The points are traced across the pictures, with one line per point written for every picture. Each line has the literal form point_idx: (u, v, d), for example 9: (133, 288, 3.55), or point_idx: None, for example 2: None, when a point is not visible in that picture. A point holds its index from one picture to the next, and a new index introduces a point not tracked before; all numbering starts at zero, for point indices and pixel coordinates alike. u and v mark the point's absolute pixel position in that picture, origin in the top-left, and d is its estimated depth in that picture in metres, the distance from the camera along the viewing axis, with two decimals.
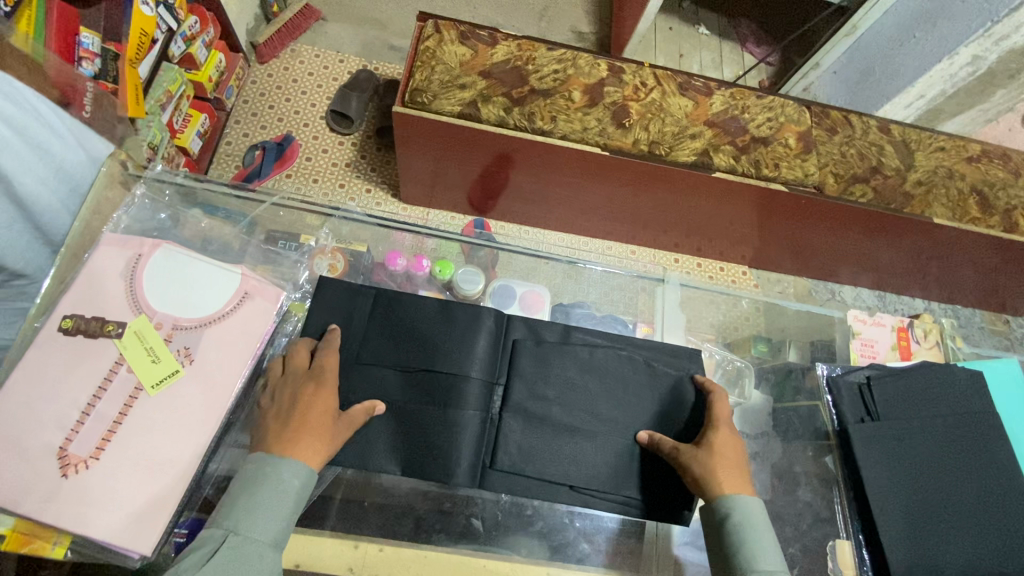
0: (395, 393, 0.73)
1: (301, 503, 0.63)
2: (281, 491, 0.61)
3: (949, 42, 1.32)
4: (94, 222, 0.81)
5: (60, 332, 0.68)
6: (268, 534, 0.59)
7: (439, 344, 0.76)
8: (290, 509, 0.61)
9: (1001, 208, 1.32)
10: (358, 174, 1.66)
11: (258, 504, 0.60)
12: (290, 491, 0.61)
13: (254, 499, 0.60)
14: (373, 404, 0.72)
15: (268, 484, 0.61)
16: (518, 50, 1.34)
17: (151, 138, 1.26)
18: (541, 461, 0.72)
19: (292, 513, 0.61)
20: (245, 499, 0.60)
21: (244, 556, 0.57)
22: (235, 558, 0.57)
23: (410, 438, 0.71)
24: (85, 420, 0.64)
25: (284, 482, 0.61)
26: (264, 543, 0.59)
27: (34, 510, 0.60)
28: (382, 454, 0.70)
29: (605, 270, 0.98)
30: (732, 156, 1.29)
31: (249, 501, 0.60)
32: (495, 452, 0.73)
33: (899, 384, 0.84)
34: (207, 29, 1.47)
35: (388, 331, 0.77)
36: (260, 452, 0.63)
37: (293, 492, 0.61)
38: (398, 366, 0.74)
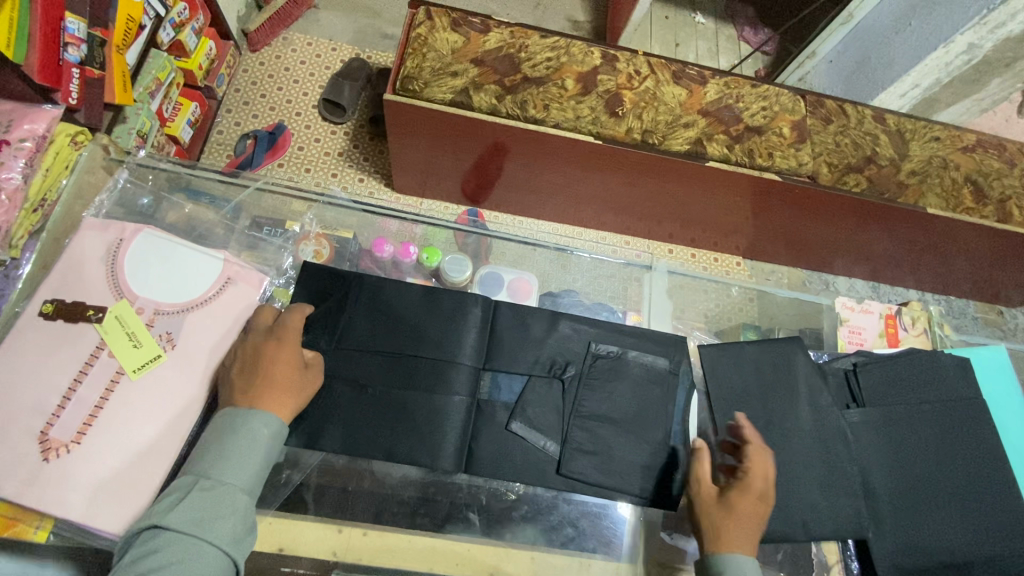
0: (380, 378, 0.73)
1: (273, 455, 0.64)
2: (253, 441, 0.62)
3: (945, 31, 1.32)
4: (74, 208, 0.89)
5: (40, 317, 0.68)
6: (240, 480, 0.60)
7: (424, 328, 0.76)
8: (263, 459, 0.63)
9: (995, 198, 1.32)
10: (351, 163, 1.65)
11: (230, 452, 0.61)
12: (263, 442, 0.63)
13: (226, 448, 0.61)
14: (358, 386, 0.72)
15: (241, 434, 0.62)
16: (511, 37, 1.33)
17: (141, 126, 1.25)
18: (526, 447, 0.73)
19: (265, 463, 0.63)
20: (219, 448, 0.61)
21: (217, 499, 0.58)
22: (207, 500, 0.58)
23: (396, 419, 0.71)
24: (66, 405, 0.64)
25: (254, 432, 0.63)
26: (238, 489, 0.60)
27: (15, 493, 0.60)
28: (367, 437, 0.70)
29: (593, 258, 0.99)
30: (726, 145, 1.29)
31: (221, 451, 0.61)
32: (480, 437, 0.73)
33: (886, 371, 0.84)
34: (196, 16, 1.45)
35: (372, 316, 0.76)
36: (229, 408, 0.65)
37: (264, 443, 0.63)
38: (382, 350, 0.74)
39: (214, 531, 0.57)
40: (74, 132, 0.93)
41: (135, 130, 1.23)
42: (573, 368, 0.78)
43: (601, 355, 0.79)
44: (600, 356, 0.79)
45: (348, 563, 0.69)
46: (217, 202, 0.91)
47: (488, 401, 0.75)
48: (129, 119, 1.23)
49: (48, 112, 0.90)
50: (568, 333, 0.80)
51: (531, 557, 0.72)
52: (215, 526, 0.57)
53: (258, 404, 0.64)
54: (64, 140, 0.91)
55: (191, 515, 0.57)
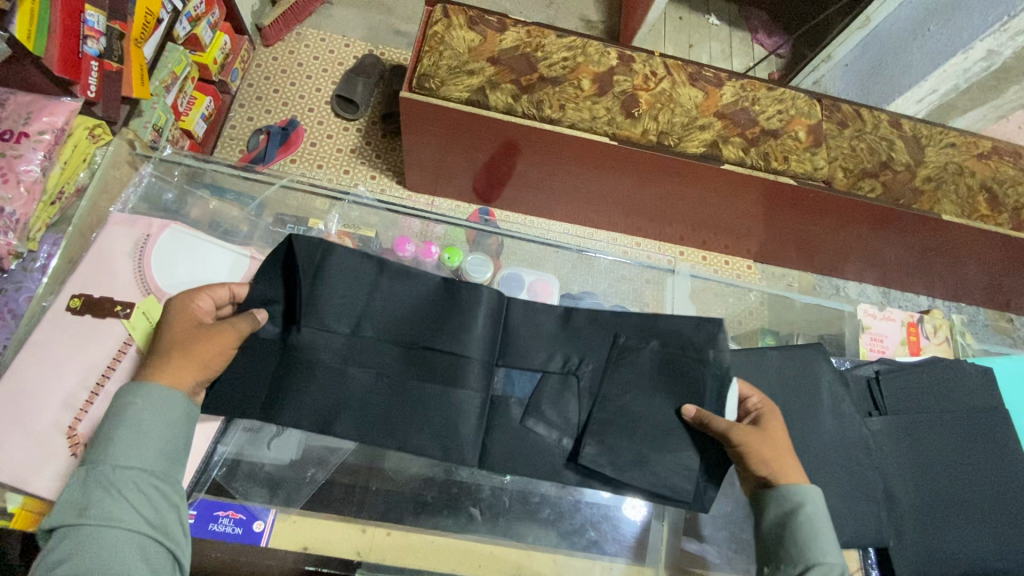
0: (397, 366, 0.72)
1: (179, 433, 0.60)
2: (155, 426, 0.58)
3: (965, 37, 1.31)
4: (101, 203, 0.83)
5: (68, 311, 0.69)
6: (141, 461, 0.57)
7: (441, 315, 0.74)
8: (157, 433, 0.58)
9: (1010, 206, 1.31)
10: (363, 160, 1.65)
11: (114, 434, 0.57)
12: (158, 420, 0.59)
13: (121, 432, 0.57)
14: (374, 373, 0.72)
15: (124, 413, 0.58)
16: (527, 36, 1.33)
17: (157, 120, 1.24)
18: (544, 436, 0.72)
19: (170, 440, 0.59)
20: (115, 434, 0.57)
21: (106, 482, 0.55)
22: (96, 484, 0.55)
23: (411, 410, 0.71)
24: (94, 400, 0.65)
25: (137, 410, 0.58)
26: (141, 470, 0.56)
27: (42, 489, 0.60)
28: (379, 428, 0.70)
29: (613, 260, 0.99)
30: (741, 148, 1.28)
31: (111, 434, 0.57)
32: (495, 431, 0.73)
33: (908, 379, 0.84)
34: (212, 10, 1.44)
35: (390, 304, 0.75)
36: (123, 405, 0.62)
37: (149, 415, 0.58)
38: (399, 338, 0.73)
39: (110, 515, 0.54)
40: (92, 125, 0.96)
41: (150, 125, 1.22)
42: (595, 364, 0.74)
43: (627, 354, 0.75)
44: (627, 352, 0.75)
45: (372, 562, 0.69)
46: (242, 199, 0.92)
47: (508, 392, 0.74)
48: (144, 113, 1.22)
49: (66, 104, 0.90)
50: (589, 327, 0.77)
51: (554, 558, 0.72)
52: (117, 511, 0.54)
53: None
54: (82, 133, 0.94)
55: (81, 504, 0.54)
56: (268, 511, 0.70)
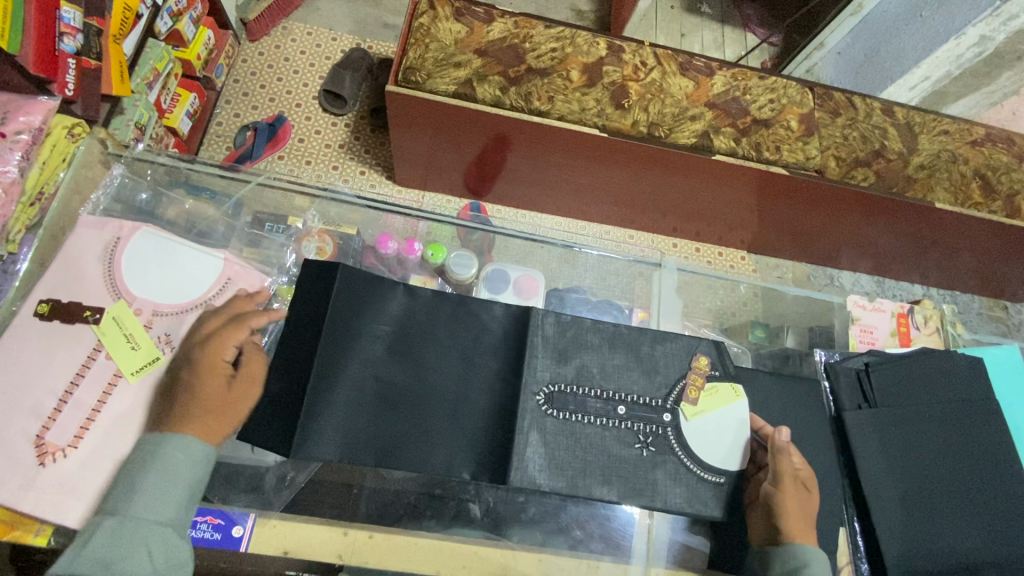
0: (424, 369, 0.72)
1: (199, 486, 0.62)
2: (173, 481, 0.60)
3: (958, 22, 1.29)
4: (73, 203, 0.82)
5: (36, 317, 0.68)
6: (160, 513, 0.58)
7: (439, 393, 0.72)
8: (181, 491, 0.60)
9: (1004, 193, 1.30)
10: (352, 155, 1.63)
11: (143, 486, 0.59)
12: (181, 472, 0.61)
13: (145, 487, 0.59)
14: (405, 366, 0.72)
15: (156, 466, 0.60)
16: (515, 27, 1.30)
17: (139, 118, 1.22)
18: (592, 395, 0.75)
19: (191, 493, 0.61)
20: (138, 481, 0.59)
21: (127, 537, 0.56)
22: (117, 540, 0.56)
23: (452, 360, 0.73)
24: (63, 408, 0.64)
25: (170, 462, 0.60)
26: (162, 521, 0.58)
27: (11, 499, 0.60)
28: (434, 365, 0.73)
29: (601, 255, 0.98)
30: (733, 138, 1.26)
31: (138, 485, 0.59)
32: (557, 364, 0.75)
33: (898, 371, 0.84)
34: (194, 5, 1.42)
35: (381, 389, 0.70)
36: (147, 438, 0.62)
37: (180, 471, 0.60)
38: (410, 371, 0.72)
39: (128, 568, 0.55)
40: (70, 124, 0.92)
41: (133, 123, 1.20)
42: (622, 407, 0.72)
43: (650, 430, 0.72)
44: (650, 427, 0.72)
45: (355, 566, 0.68)
46: (218, 198, 0.90)
47: (533, 332, 0.75)
48: (126, 111, 1.20)
49: (43, 102, 0.88)
50: (587, 414, 0.72)
51: (539, 558, 0.72)
52: (137, 565, 0.55)
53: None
54: (59, 133, 0.90)
55: (101, 553, 0.55)
56: (247, 516, 0.69)
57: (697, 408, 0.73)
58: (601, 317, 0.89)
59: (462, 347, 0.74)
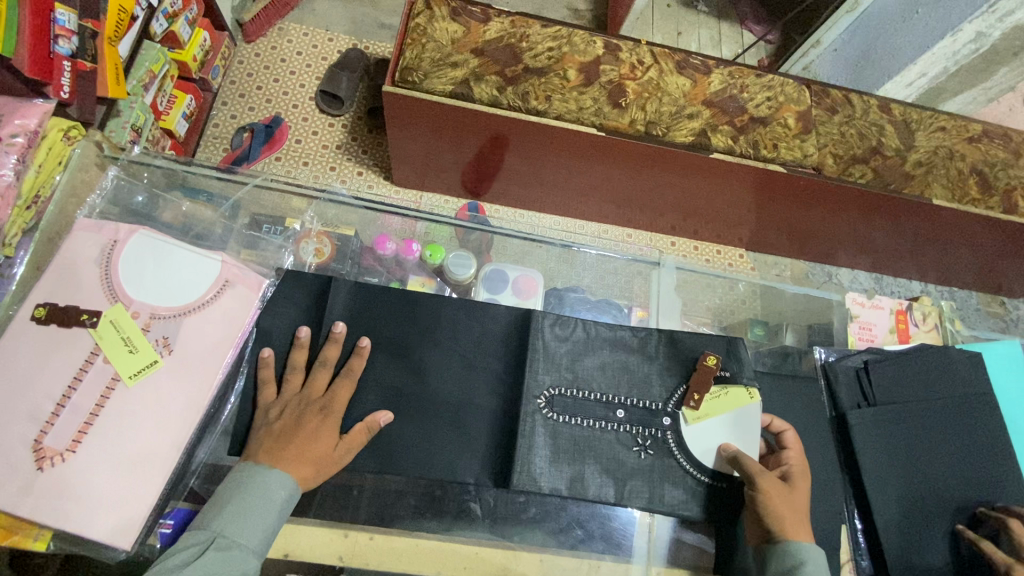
0: (427, 373, 0.72)
1: (287, 511, 0.61)
2: (269, 512, 0.60)
3: (952, 19, 1.29)
4: (69, 206, 0.82)
5: (33, 321, 0.68)
6: (252, 544, 0.58)
7: (439, 394, 0.72)
8: (276, 523, 0.60)
9: (1001, 189, 1.30)
10: (349, 156, 1.62)
11: (246, 512, 0.59)
12: (275, 506, 0.60)
13: (248, 514, 0.59)
14: (407, 370, 0.72)
15: (258, 493, 0.60)
16: (512, 27, 1.30)
17: (135, 120, 1.21)
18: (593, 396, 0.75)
19: (277, 519, 0.60)
20: (226, 504, 0.59)
21: (225, 563, 0.56)
22: (215, 564, 0.56)
23: (451, 363, 0.73)
24: (60, 412, 0.64)
25: (270, 493, 0.60)
26: (249, 551, 0.58)
27: (9, 503, 0.60)
28: (433, 368, 0.73)
29: (599, 254, 0.98)
30: (730, 136, 1.26)
31: (241, 509, 0.59)
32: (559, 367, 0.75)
33: (896, 368, 0.84)
34: (190, 6, 1.41)
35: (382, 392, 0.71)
36: (248, 462, 0.62)
37: (279, 504, 0.60)
38: (409, 372, 0.72)
39: None
40: (67, 127, 0.93)
41: (129, 125, 1.20)
42: (621, 410, 0.73)
43: (648, 433, 0.72)
44: (649, 430, 0.72)
45: (355, 568, 0.68)
46: (215, 200, 0.90)
47: (533, 335, 0.75)
48: (122, 113, 1.19)
49: (39, 106, 0.88)
50: (587, 417, 0.72)
51: (540, 558, 0.71)
52: None
53: (272, 455, 0.63)
54: (57, 135, 0.91)
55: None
56: None
57: (699, 412, 0.73)
58: (601, 316, 0.89)
59: (458, 347, 0.74)
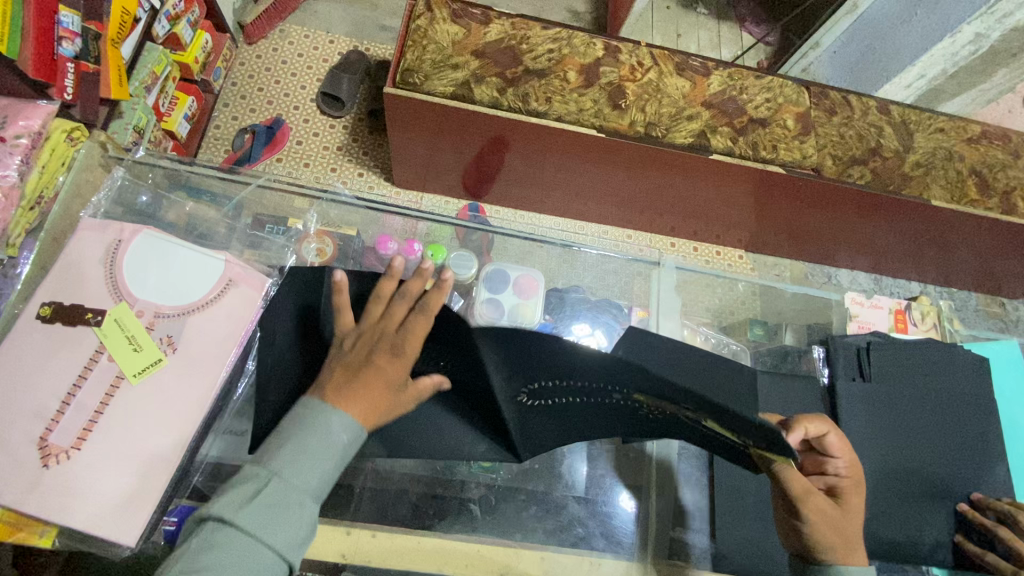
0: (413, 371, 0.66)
1: (350, 454, 0.57)
2: (329, 453, 0.55)
3: (950, 22, 1.30)
4: (74, 207, 0.82)
5: (38, 320, 0.68)
6: (309, 485, 0.54)
7: None
8: (337, 467, 0.56)
9: (1000, 190, 1.31)
10: (350, 157, 1.63)
11: (305, 452, 0.55)
12: (336, 448, 0.55)
13: (308, 453, 0.55)
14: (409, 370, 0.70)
15: (320, 432, 0.55)
16: (512, 29, 1.31)
17: (137, 121, 1.22)
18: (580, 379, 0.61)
19: (338, 462, 0.56)
20: (286, 441, 0.55)
21: (283, 503, 0.53)
22: (273, 503, 0.53)
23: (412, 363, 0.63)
24: (65, 410, 0.64)
25: (333, 435, 0.55)
26: (306, 493, 0.54)
27: (16, 500, 0.60)
28: None
29: (600, 255, 0.99)
30: (729, 137, 1.27)
31: (301, 448, 0.55)
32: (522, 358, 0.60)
33: (897, 355, 0.88)
34: (192, 8, 1.42)
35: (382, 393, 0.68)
36: (312, 396, 0.57)
37: (340, 448, 0.56)
38: None
39: (278, 536, 0.52)
40: (70, 128, 0.94)
41: (131, 126, 1.20)
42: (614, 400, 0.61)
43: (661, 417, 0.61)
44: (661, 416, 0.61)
45: (358, 565, 0.68)
46: (218, 201, 0.91)
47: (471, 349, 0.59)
48: (124, 114, 1.20)
49: (43, 107, 0.89)
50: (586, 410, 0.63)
51: (542, 556, 0.70)
52: (284, 536, 0.52)
53: None
54: (60, 136, 0.91)
55: (259, 517, 0.52)
56: None
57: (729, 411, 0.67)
58: (600, 316, 0.89)
59: None
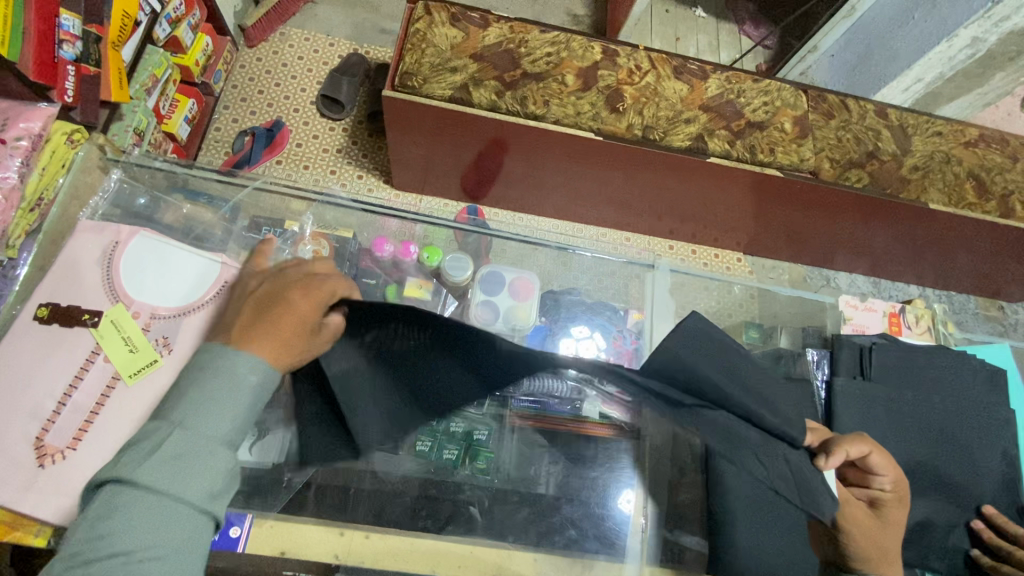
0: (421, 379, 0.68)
1: (261, 399, 0.57)
2: (234, 398, 0.55)
3: (949, 25, 1.31)
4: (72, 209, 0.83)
5: (35, 321, 0.69)
6: (217, 431, 0.54)
7: None
8: (247, 411, 0.56)
9: (998, 193, 1.31)
10: (349, 159, 1.64)
11: (208, 400, 0.55)
12: (241, 394, 0.56)
13: (210, 399, 0.55)
14: None
15: (226, 378, 0.56)
16: (511, 32, 1.31)
17: (138, 123, 1.23)
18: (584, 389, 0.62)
19: (247, 407, 0.56)
20: (189, 392, 0.56)
21: (188, 454, 0.53)
22: (178, 454, 0.53)
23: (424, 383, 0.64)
24: (61, 411, 0.65)
25: (239, 378, 0.56)
26: (216, 440, 0.54)
27: (11, 500, 0.61)
28: None
29: (595, 257, 0.99)
30: (727, 141, 1.27)
31: (204, 397, 0.55)
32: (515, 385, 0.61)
33: (898, 358, 0.92)
34: (193, 11, 1.43)
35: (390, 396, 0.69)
36: (217, 347, 0.58)
37: (247, 392, 0.56)
38: None
39: (187, 486, 0.52)
40: (71, 130, 0.94)
41: (132, 128, 1.21)
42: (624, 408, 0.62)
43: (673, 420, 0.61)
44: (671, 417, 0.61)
45: (352, 565, 0.70)
46: (215, 203, 0.91)
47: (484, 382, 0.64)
48: (125, 116, 1.21)
49: (43, 110, 0.89)
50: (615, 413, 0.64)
51: (532, 558, 0.73)
52: (192, 485, 0.52)
53: None
54: (60, 138, 0.91)
55: (164, 467, 0.52)
56: (245, 516, 0.71)
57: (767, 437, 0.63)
58: (594, 317, 0.90)
59: None
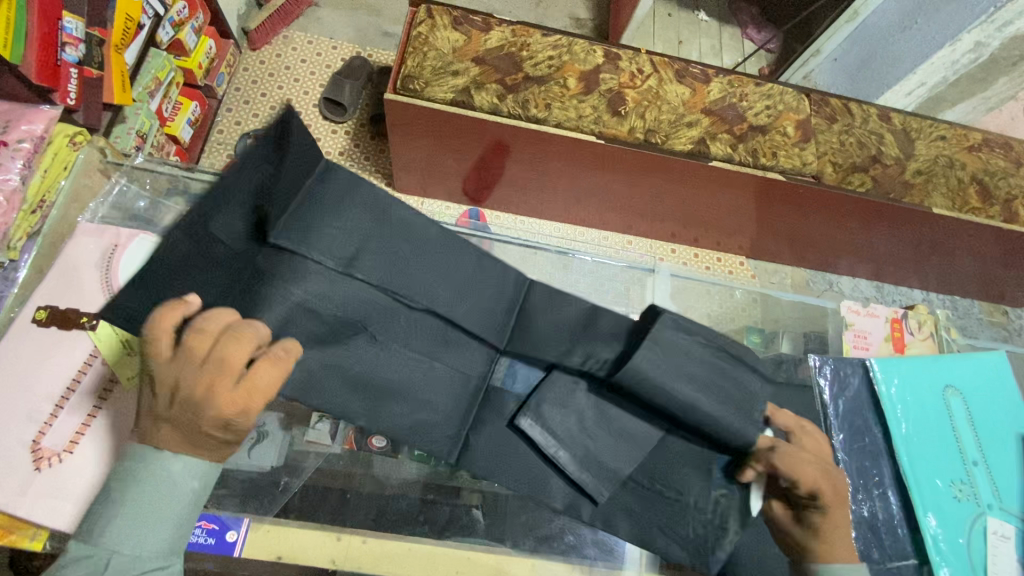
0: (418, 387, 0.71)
1: (195, 499, 0.58)
2: (171, 508, 0.56)
3: (953, 27, 1.31)
4: None
5: (34, 324, 0.69)
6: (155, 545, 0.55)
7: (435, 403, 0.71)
8: (183, 517, 0.57)
9: (1002, 198, 1.30)
10: (352, 162, 1.64)
11: (141, 517, 0.55)
12: (176, 502, 0.56)
13: (145, 517, 0.55)
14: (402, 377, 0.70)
15: (158, 489, 0.56)
16: (512, 36, 1.32)
17: (140, 126, 1.23)
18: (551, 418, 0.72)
19: (183, 512, 0.57)
20: (117, 510, 0.55)
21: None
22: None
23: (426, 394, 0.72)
24: (59, 413, 0.65)
25: (173, 486, 0.56)
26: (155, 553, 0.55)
27: (7, 503, 0.61)
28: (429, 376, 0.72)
29: (596, 260, 0.99)
30: (729, 144, 1.27)
31: (136, 512, 0.55)
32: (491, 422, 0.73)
33: (907, 369, 0.89)
34: (196, 14, 1.43)
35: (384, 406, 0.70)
36: (139, 451, 0.57)
37: (183, 497, 0.57)
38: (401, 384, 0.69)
39: None
40: (73, 132, 0.93)
41: (134, 130, 1.21)
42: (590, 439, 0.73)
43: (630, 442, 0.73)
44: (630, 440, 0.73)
45: (348, 571, 0.69)
46: None
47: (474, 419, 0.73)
48: (128, 119, 1.22)
49: (45, 112, 0.90)
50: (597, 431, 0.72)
51: (532, 563, 0.72)
52: None
53: None
54: (63, 140, 0.91)
55: None
56: (241, 521, 0.69)
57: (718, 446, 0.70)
58: None
59: None
